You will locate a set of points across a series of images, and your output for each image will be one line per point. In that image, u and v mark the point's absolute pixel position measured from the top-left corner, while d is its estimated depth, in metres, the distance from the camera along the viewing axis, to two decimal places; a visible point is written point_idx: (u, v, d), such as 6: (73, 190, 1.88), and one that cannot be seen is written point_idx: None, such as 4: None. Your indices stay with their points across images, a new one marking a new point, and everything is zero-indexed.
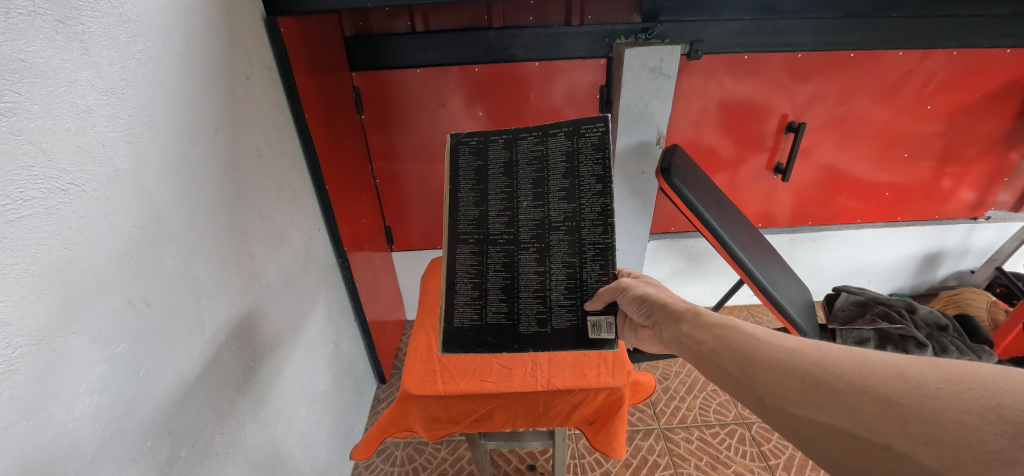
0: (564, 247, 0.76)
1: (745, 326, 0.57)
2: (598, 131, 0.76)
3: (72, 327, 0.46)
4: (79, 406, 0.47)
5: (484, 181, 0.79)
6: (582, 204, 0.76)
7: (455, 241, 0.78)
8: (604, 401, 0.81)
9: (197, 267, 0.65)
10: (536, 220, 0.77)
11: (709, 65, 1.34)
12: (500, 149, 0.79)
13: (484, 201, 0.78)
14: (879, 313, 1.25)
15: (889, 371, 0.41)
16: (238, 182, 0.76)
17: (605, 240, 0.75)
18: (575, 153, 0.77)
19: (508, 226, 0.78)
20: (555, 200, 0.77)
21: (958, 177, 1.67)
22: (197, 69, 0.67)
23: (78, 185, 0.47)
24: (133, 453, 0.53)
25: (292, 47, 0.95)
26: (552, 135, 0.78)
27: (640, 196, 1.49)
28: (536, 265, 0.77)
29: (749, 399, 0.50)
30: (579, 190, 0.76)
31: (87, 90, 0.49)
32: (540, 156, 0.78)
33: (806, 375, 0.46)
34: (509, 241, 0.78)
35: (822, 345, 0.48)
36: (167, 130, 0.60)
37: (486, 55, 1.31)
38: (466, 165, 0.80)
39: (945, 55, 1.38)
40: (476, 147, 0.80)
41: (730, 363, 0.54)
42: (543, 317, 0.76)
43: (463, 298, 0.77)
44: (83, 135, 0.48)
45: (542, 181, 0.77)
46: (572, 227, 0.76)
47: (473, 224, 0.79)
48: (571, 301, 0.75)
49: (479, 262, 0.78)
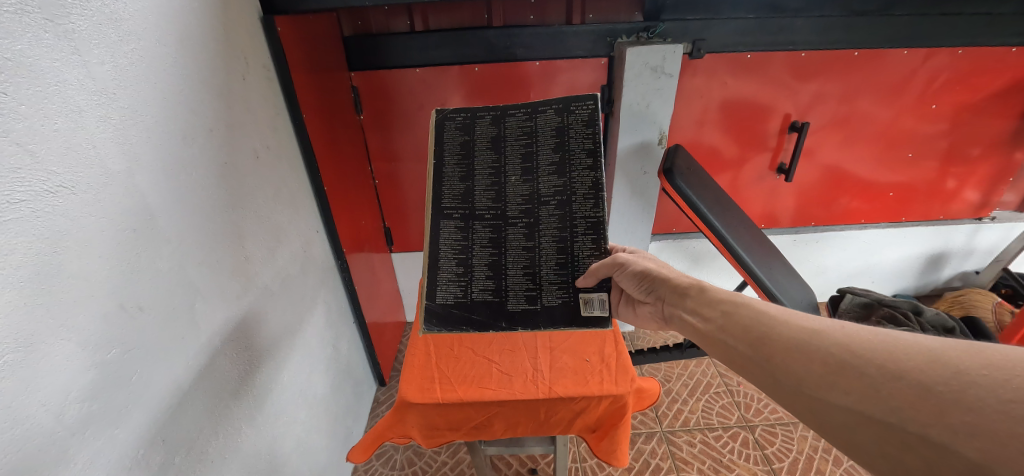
0: (552, 219, 0.75)
1: (757, 304, 0.56)
2: (587, 108, 0.77)
3: (61, 332, 0.45)
4: (68, 414, 0.46)
5: (471, 156, 0.78)
6: (572, 178, 0.76)
7: (440, 215, 0.76)
8: (608, 409, 0.80)
9: (192, 271, 0.64)
10: (525, 193, 0.76)
11: (711, 65, 1.33)
12: (488, 125, 0.80)
13: (470, 176, 0.78)
14: (886, 315, 1.23)
15: (923, 356, 0.39)
16: (234, 182, 0.75)
17: (595, 213, 0.74)
18: (565, 129, 0.77)
19: (495, 200, 0.77)
20: (545, 175, 0.77)
21: (962, 177, 1.65)
22: (192, 70, 0.66)
23: (67, 187, 0.46)
24: (127, 461, 0.52)
25: (290, 47, 0.94)
26: (542, 111, 0.78)
27: (642, 197, 1.48)
28: (524, 238, 0.75)
29: (765, 381, 0.49)
30: (569, 165, 0.76)
31: (76, 90, 0.48)
32: (529, 132, 0.78)
33: (830, 357, 0.44)
34: (497, 216, 0.76)
35: (846, 327, 0.46)
36: (160, 130, 0.59)
37: (486, 55, 1.29)
38: (453, 139, 0.79)
39: (949, 53, 1.36)
40: (465, 123, 0.80)
41: (741, 342, 0.53)
42: (530, 293, 0.74)
43: (447, 273, 0.75)
44: (73, 136, 0.47)
45: (531, 156, 0.77)
46: (562, 199, 0.75)
47: (458, 198, 0.77)
48: (561, 277, 0.73)
49: (465, 237, 0.76)
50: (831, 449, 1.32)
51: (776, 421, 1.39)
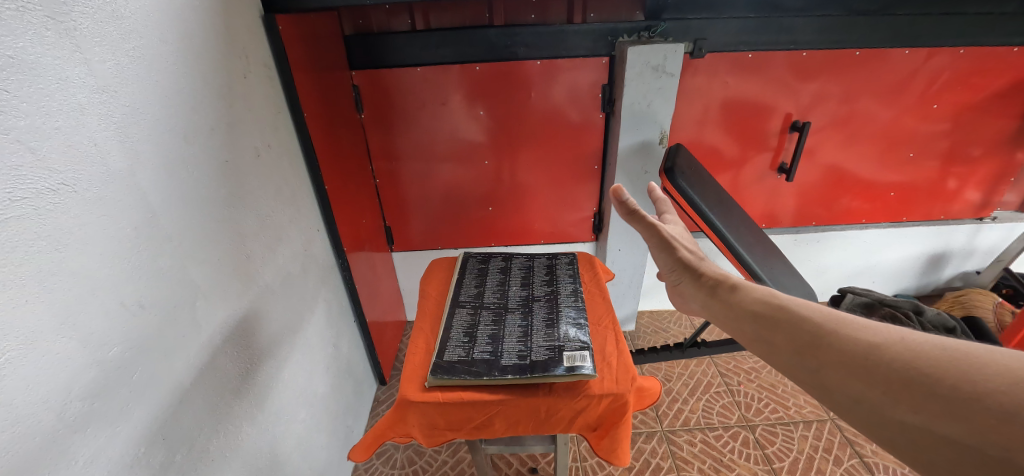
0: (544, 310, 0.91)
1: (796, 307, 0.49)
2: (569, 257, 1.09)
3: (62, 329, 0.45)
4: (70, 411, 0.46)
5: (485, 274, 1.04)
6: (558, 288, 0.98)
7: (455, 305, 0.94)
8: (609, 408, 0.78)
9: (193, 269, 0.64)
10: (523, 296, 0.96)
11: (712, 64, 1.33)
12: (498, 260, 1.09)
13: (483, 285, 1.00)
14: (886, 315, 1.23)
15: (1006, 376, 0.32)
16: (235, 181, 0.75)
17: (577, 306, 0.92)
18: (553, 266, 1.06)
19: (500, 297, 0.96)
20: (538, 285, 0.99)
21: (963, 176, 1.65)
22: (193, 68, 0.66)
23: (69, 184, 0.46)
24: (128, 459, 0.52)
25: (291, 45, 0.94)
26: (537, 256, 1.11)
27: (643, 196, 1.47)
28: (521, 320, 0.89)
29: (812, 388, 0.43)
30: (556, 282, 1.00)
31: (78, 87, 0.48)
32: (528, 265, 1.06)
33: (890, 371, 0.37)
34: (500, 306, 0.94)
35: (907, 336, 0.39)
36: (161, 129, 0.59)
37: (487, 54, 1.29)
38: (472, 265, 1.07)
39: (951, 53, 1.36)
40: (482, 258, 1.10)
41: (781, 343, 0.47)
42: (525, 355, 0.79)
43: (454, 340, 0.84)
44: (74, 133, 0.47)
45: (529, 278, 1.02)
46: (552, 301, 0.94)
47: (471, 298, 0.96)
48: (550, 344, 0.82)
49: (473, 318, 0.90)
50: (831, 449, 1.32)
51: (776, 421, 1.39)
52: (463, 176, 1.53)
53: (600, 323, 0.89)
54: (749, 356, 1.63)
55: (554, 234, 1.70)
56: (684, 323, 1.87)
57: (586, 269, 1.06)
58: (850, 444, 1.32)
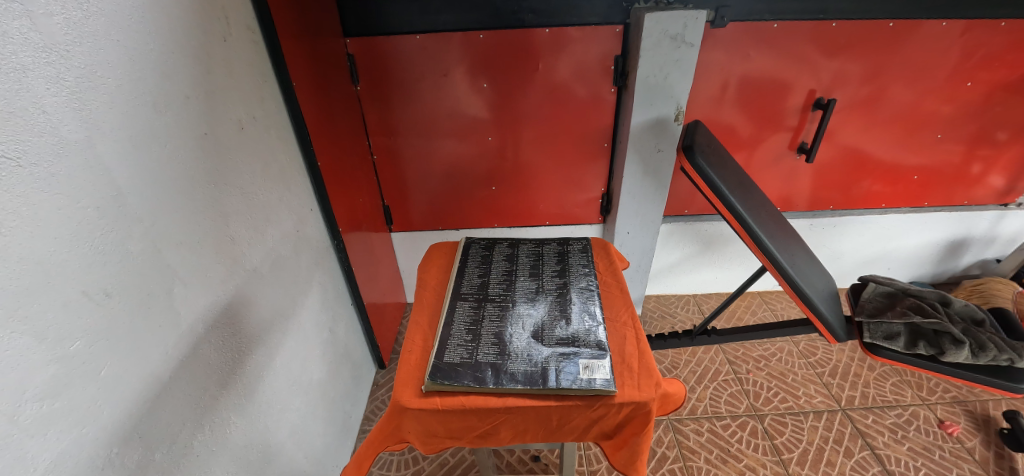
0: (555, 304, 0.86)
1: None
2: (580, 244, 1.03)
3: (9, 324, 0.39)
4: (24, 415, 0.41)
5: (490, 261, 0.98)
6: (570, 279, 0.93)
7: (457, 298, 0.88)
8: (627, 416, 0.72)
9: (167, 253, 0.58)
10: (532, 288, 0.90)
11: (735, 35, 1.23)
12: (505, 246, 1.04)
13: (487, 274, 0.95)
14: (911, 305, 1.01)
15: None
16: (215, 156, 0.69)
17: (591, 301, 0.87)
18: (564, 253, 1.01)
19: (506, 289, 0.91)
20: (549, 275, 0.94)
21: (989, 161, 1.56)
22: (161, 28, 0.58)
23: (11, 158, 0.39)
24: (98, 461, 0.48)
25: (276, 7, 0.85)
26: (546, 242, 1.05)
27: (655, 177, 1.40)
28: (529, 316, 0.84)
29: None
30: (568, 271, 0.95)
31: (21, 45, 0.41)
32: (536, 253, 1.01)
33: None
34: (505, 298, 0.88)
35: None
36: (126, 97, 0.52)
37: (491, 21, 1.20)
38: (476, 252, 1.02)
39: (991, 26, 1.26)
40: (487, 243, 1.05)
41: None
42: (535, 358, 0.75)
43: (456, 339, 0.78)
44: (18, 98, 0.40)
45: (538, 267, 0.97)
46: (563, 295, 0.89)
47: (473, 289, 0.91)
48: (563, 346, 0.77)
49: (476, 313, 0.85)
50: (842, 440, 1.28)
51: (785, 411, 1.36)
52: (465, 154, 1.45)
53: (617, 320, 0.83)
54: (758, 343, 1.60)
55: (560, 215, 1.64)
56: (692, 308, 1.83)
57: (601, 257, 1.00)
58: (860, 436, 1.29)
